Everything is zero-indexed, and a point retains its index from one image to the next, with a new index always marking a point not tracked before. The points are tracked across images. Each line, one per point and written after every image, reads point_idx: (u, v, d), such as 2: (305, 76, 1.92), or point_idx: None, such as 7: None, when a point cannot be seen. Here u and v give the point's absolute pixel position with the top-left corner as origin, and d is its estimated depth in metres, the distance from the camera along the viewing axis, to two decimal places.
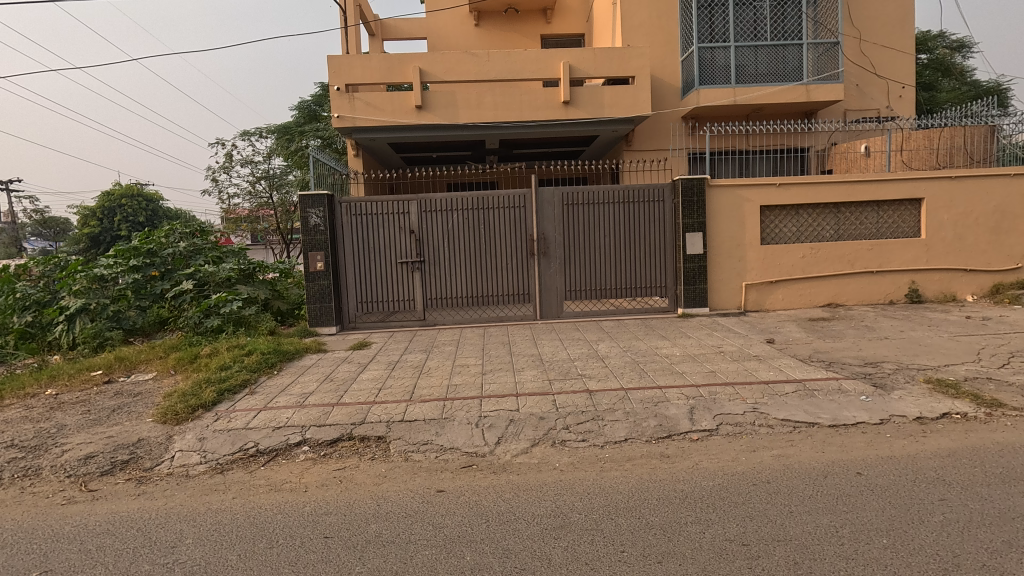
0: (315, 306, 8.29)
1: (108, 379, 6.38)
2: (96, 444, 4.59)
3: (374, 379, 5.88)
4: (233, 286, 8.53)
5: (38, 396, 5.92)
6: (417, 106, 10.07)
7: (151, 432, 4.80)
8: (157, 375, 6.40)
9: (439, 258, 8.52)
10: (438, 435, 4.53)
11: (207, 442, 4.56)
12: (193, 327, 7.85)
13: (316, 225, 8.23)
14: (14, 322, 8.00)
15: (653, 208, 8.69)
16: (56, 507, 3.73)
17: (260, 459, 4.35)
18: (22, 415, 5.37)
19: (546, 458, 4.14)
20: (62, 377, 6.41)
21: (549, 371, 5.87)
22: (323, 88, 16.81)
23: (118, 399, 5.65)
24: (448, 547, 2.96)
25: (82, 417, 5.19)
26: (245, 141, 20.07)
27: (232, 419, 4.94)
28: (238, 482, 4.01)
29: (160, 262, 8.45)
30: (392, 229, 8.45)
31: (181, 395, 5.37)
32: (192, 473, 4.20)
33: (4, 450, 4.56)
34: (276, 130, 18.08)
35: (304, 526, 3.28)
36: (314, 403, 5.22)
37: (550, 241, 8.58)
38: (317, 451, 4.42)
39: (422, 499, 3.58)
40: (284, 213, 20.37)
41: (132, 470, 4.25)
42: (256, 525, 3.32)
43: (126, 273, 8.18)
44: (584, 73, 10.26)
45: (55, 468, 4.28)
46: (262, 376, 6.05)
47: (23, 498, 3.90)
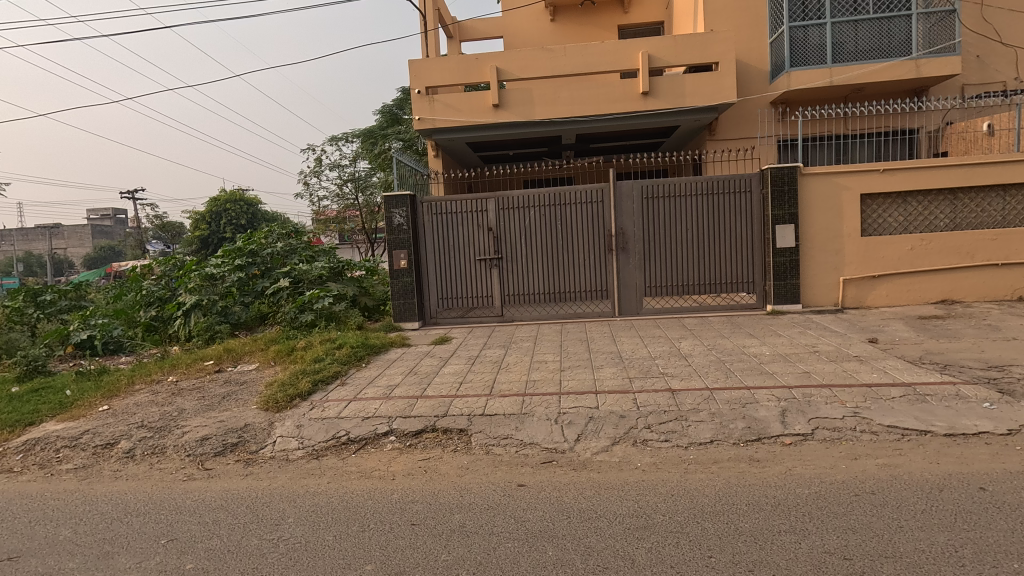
0: (399, 302, 8.63)
1: (219, 368, 7.01)
2: (210, 427, 5.06)
3: (455, 374, 6.04)
4: (325, 283, 9.08)
5: (161, 383, 6.62)
6: (494, 105, 10.20)
7: (256, 418, 5.22)
8: (260, 366, 6.94)
9: (516, 255, 8.60)
10: (518, 430, 4.59)
11: (304, 429, 4.89)
12: (289, 322, 8.40)
13: (400, 225, 8.55)
14: (141, 316, 8.98)
15: (740, 199, 8.28)
16: (178, 482, 4.16)
17: (351, 446, 4.61)
18: (149, 399, 6.02)
19: (627, 457, 4.07)
20: (181, 365, 7.12)
21: (629, 369, 5.76)
22: (404, 91, 17.42)
23: (227, 387, 6.20)
24: (530, 541, 3.00)
25: (198, 403, 5.75)
26: (334, 146, 21.26)
27: (326, 408, 5.27)
28: (332, 468, 4.27)
29: (261, 261, 9.16)
30: (470, 227, 8.63)
31: (281, 384, 5.81)
32: (292, 457, 4.53)
33: (136, 430, 5.13)
34: (361, 135, 18.97)
35: (392, 513, 3.43)
36: (400, 395, 5.44)
37: (629, 235, 8.41)
38: (403, 441, 4.62)
39: (503, 492, 3.64)
40: (369, 213, 21.34)
41: (241, 452, 4.66)
42: (350, 509, 3.52)
43: (232, 271, 8.94)
44: (664, 62, 9.94)
45: (177, 447, 4.77)
46: (352, 369, 6.40)
47: (152, 473, 4.39)
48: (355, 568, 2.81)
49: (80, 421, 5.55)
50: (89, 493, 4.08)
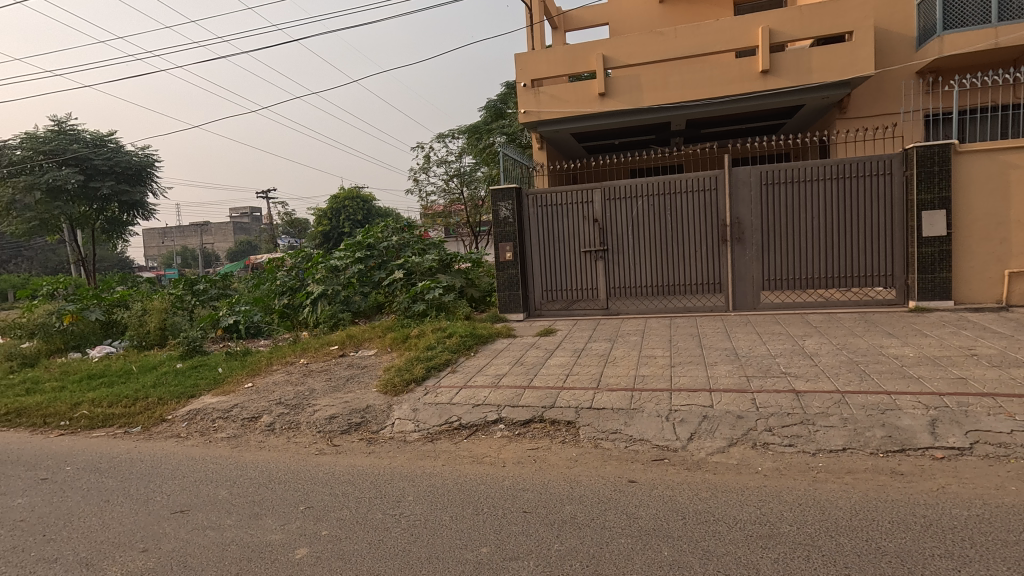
0: (504, 294, 8.79)
1: (342, 352, 7.60)
2: (337, 407, 5.50)
3: (562, 365, 6.05)
4: (435, 275, 9.50)
5: (295, 364, 7.32)
6: (600, 94, 10.01)
7: (376, 400, 5.59)
8: (378, 352, 7.43)
9: (622, 247, 8.42)
10: (627, 425, 4.50)
11: (419, 413, 5.16)
12: (403, 311, 8.89)
13: (506, 217, 8.70)
14: (275, 304, 10.01)
15: (876, 182, 7.47)
16: (312, 456, 4.57)
17: (463, 432, 4.80)
18: (285, 378, 6.70)
19: (746, 460, 3.84)
20: (310, 349, 7.81)
21: (747, 367, 5.42)
22: (508, 86, 17.63)
23: (350, 370, 6.72)
24: (644, 538, 2.93)
25: (326, 383, 6.29)
26: (441, 143, 22.13)
27: (439, 394, 5.51)
28: (446, 451, 4.47)
29: (378, 253, 9.80)
30: (576, 218, 8.57)
31: (398, 369, 6.18)
32: (409, 438, 4.81)
33: (275, 406, 5.71)
34: (467, 131, 19.52)
35: (504, 499, 3.52)
36: (508, 384, 5.57)
37: (746, 225, 7.90)
38: (512, 430, 4.72)
39: (613, 487, 3.59)
40: (473, 207, 22.10)
41: (364, 431, 5.03)
42: (465, 492, 3.66)
43: (352, 263, 9.65)
44: (787, 36, 9.16)
45: (310, 424, 5.25)
46: (461, 357, 6.65)
47: (292, 445, 4.88)
48: (471, 549, 2.91)
49: (230, 396, 6.28)
50: (240, 459, 4.62)
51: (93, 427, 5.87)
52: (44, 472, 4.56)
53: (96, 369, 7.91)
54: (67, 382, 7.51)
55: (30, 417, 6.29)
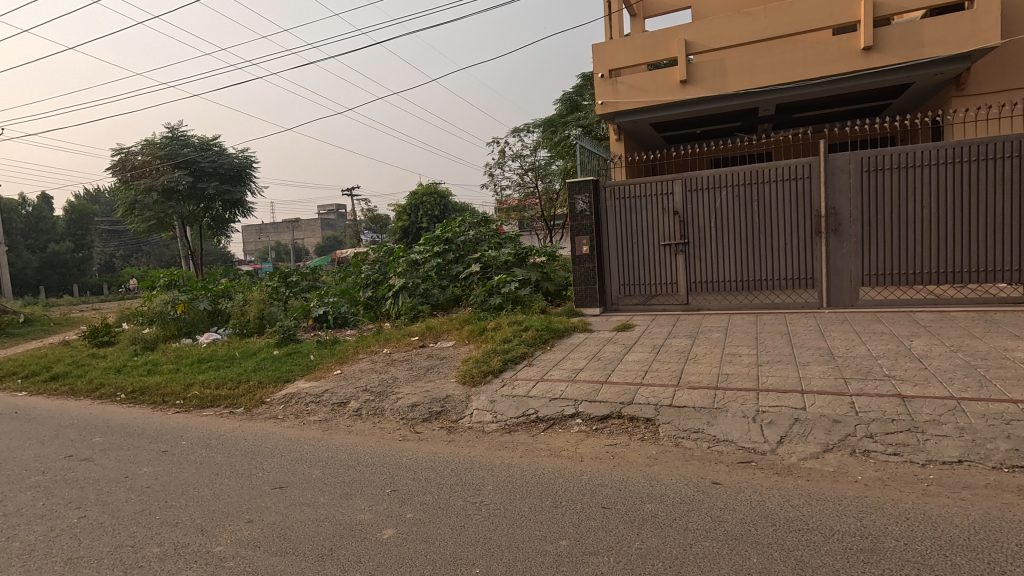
0: (580, 288, 8.68)
1: (422, 343, 7.87)
2: (419, 395, 5.71)
3: (639, 361, 5.93)
4: (511, 268, 9.60)
5: (379, 353, 7.66)
6: (683, 81, 9.64)
7: (455, 390, 5.73)
8: (456, 344, 7.62)
9: (704, 240, 8.10)
10: (710, 425, 4.34)
11: (497, 404, 5.25)
12: (480, 304, 9.05)
13: (582, 210, 8.57)
14: (360, 296, 10.50)
15: (999, 166, 6.71)
16: (396, 441, 4.78)
17: (540, 425, 4.83)
18: (371, 366, 7.05)
19: (844, 467, 3.59)
20: (393, 339, 8.14)
21: (843, 368, 5.05)
22: (584, 77, 17.40)
23: (430, 360, 6.95)
24: (731, 543, 2.82)
25: (408, 372, 6.55)
26: (516, 138, 22.23)
27: (516, 386, 5.58)
28: (523, 443, 4.52)
29: (455, 247, 10.04)
30: (655, 211, 8.33)
31: (476, 361, 6.31)
32: (487, 429, 4.91)
33: (362, 393, 6.01)
34: (542, 124, 19.46)
35: (583, 493, 3.51)
36: (585, 378, 5.53)
37: (843, 215, 7.35)
38: (589, 425, 4.69)
39: (696, 488, 3.47)
40: (548, 200, 22.04)
41: (444, 420, 5.19)
42: (543, 484, 3.69)
43: (432, 257, 9.96)
44: (894, 8, 8.39)
45: (393, 411, 5.49)
46: (537, 351, 6.67)
47: (378, 430, 5.12)
48: (551, 541, 2.93)
49: (321, 382, 6.69)
50: (330, 441, 4.92)
51: (203, 407, 6.46)
52: (165, 445, 5.08)
53: (205, 353, 8.70)
54: (182, 365, 8.31)
55: (152, 395, 7.03)
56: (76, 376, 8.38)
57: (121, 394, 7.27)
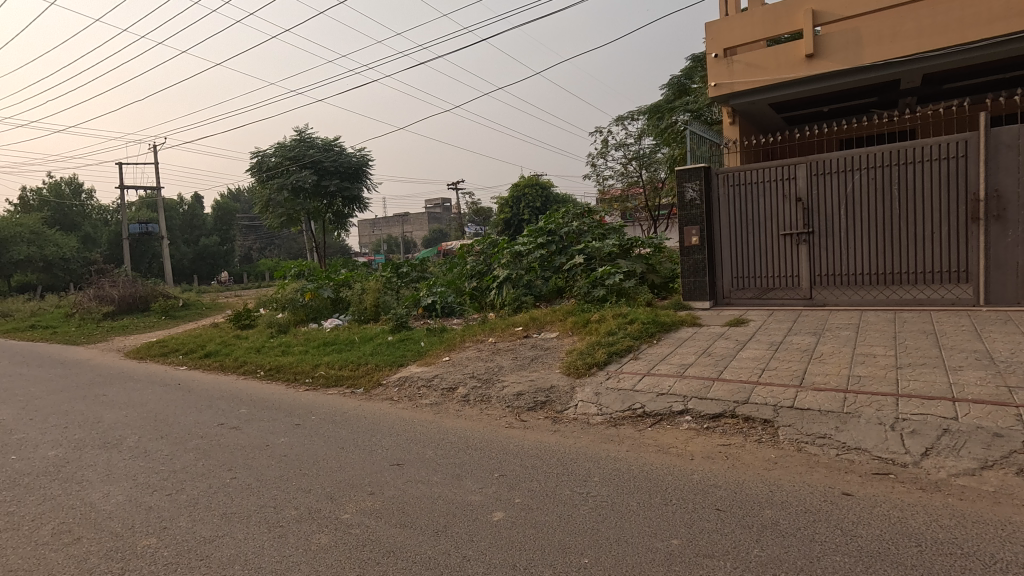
0: (689, 280, 8.25)
1: (526, 334, 7.98)
2: (524, 384, 5.82)
3: (755, 359, 5.57)
4: (615, 260, 9.42)
5: (484, 342, 7.91)
6: (808, 55, 8.84)
7: (560, 381, 5.76)
8: (560, 335, 7.64)
9: (832, 229, 7.42)
10: (838, 431, 3.98)
11: (602, 397, 5.21)
12: (583, 296, 8.99)
13: (692, 199, 8.12)
14: (465, 286, 10.85)
15: None
16: (502, 428, 4.91)
17: (647, 420, 4.72)
18: (477, 354, 7.29)
19: (1007, 488, 3.13)
20: (497, 329, 8.35)
21: (1007, 376, 4.39)
22: (694, 58, 16.55)
23: (534, 351, 7.03)
24: (865, 560, 2.57)
25: (513, 362, 6.69)
26: (620, 126, 21.68)
27: (622, 380, 5.49)
28: (629, 437, 4.44)
29: (558, 239, 10.07)
30: (774, 198, 7.76)
31: (580, 352, 6.28)
32: (592, 421, 4.89)
33: (469, 380, 6.24)
34: (647, 111, 18.81)
35: (694, 493, 3.38)
36: (694, 374, 5.31)
37: (1008, 199, 6.40)
38: (700, 423, 4.50)
39: (822, 498, 3.20)
40: (652, 189, 21.31)
41: (549, 410, 5.24)
42: (651, 480, 3.60)
43: (535, 249, 10.06)
44: None
45: (499, 398, 5.64)
46: (643, 344, 6.50)
47: (485, 416, 5.30)
48: (661, 539, 2.86)
49: (432, 368, 7.04)
50: (441, 424, 5.17)
51: (329, 385, 7.07)
52: (298, 419, 5.65)
53: (329, 338, 9.49)
54: (309, 347, 9.14)
55: (285, 374, 7.81)
56: (225, 354, 9.56)
57: (261, 372, 8.17)
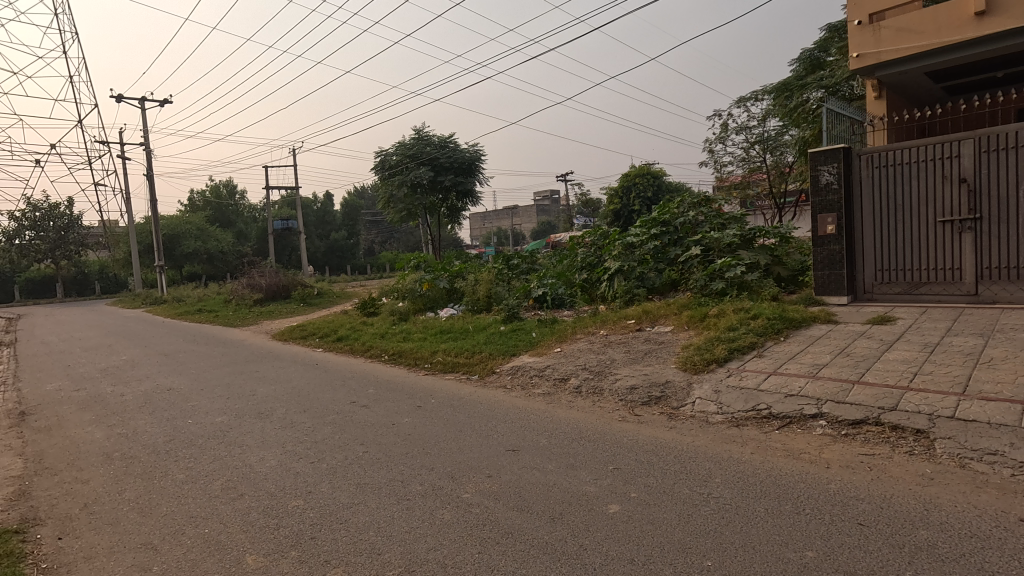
0: (822, 274, 7.52)
1: (639, 327, 7.79)
2: (638, 378, 5.70)
3: (904, 361, 4.97)
4: (735, 251, 8.85)
5: (595, 334, 7.85)
6: (978, 13, 7.66)
7: (675, 376, 5.57)
8: (674, 329, 7.36)
9: (1006, 214, 6.39)
10: (1013, 448, 3.44)
11: (722, 395, 4.94)
12: (700, 289, 8.56)
13: (828, 183, 7.39)
14: (576, 278, 10.81)
15: None
16: (616, 421, 4.86)
17: (774, 422, 4.41)
18: (588, 346, 7.25)
19: None
20: (609, 321, 8.23)
21: None
22: (831, 28, 15.02)
23: (648, 345, 6.84)
24: None
25: (626, 355, 6.57)
26: (741, 108, 20.22)
27: (745, 378, 5.17)
28: (754, 439, 4.18)
29: (673, 230, 9.70)
30: (931, 179, 6.84)
31: (697, 348, 6.00)
32: (712, 420, 4.67)
33: (581, 371, 6.25)
34: (774, 90, 17.37)
35: (831, 504, 3.10)
36: (829, 376, 4.86)
37: None
38: (837, 429, 4.12)
39: (993, 523, 2.79)
40: (778, 174, 19.68)
41: (664, 406, 5.08)
42: (780, 487, 3.36)
43: (648, 240, 9.76)
44: None
45: (612, 391, 5.57)
46: (768, 341, 6.07)
47: (597, 408, 5.28)
48: (793, 549, 2.66)
49: (543, 358, 7.13)
50: (554, 414, 5.23)
51: (446, 371, 7.46)
52: (420, 401, 6.02)
53: (445, 326, 9.96)
54: (428, 334, 9.67)
55: (406, 359, 8.36)
56: (354, 339, 10.43)
57: (385, 356, 8.82)
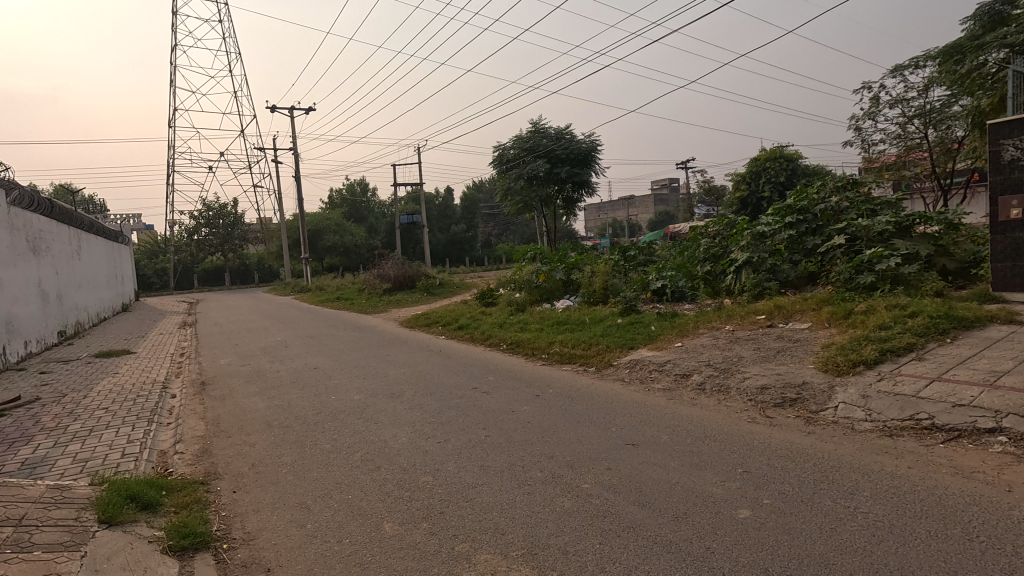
0: (1002, 266, 6.46)
1: (771, 323, 7.22)
2: (769, 378, 5.30)
3: None
4: (889, 241, 7.86)
5: (720, 329, 7.42)
6: None
7: (814, 377, 5.10)
8: (813, 327, 6.74)
9: None
10: None
11: (872, 401, 4.45)
12: (843, 283, 7.73)
13: (1014, 160, 6.26)
14: (698, 270, 10.27)
15: None
16: (744, 422, 4.57)
17: (937, 435, 3.88)
18: (713, 342, 6.87)
19: None
20: (736, 316, 7.73)
21: None
22: None
23: (781, 342, 6.33)
24: None
25: (755, 352, 6.13)
26: (897, 78, 17.75)
27: (900, 383, 4.59)
28: (912, 452, 3.71)
29: (812, 217, 8.84)
30: None
31: (841, 348, 5.43)
32: (858, 427, 4.22)
33: (705, 367, 5.95)
34: (939, 55, 15.05)
35: (1016, 533, 2.66)
36: (1012, 385, 4.15)
37: None
38: (1022, 448, 3.52)
39: None
40: (943, 152, 17.05)
41: (801, 409, 4.69)
42: (947, 508, 2.95)
43: (782, 229, 8.98)
44: None
45: (741, 390, 5.25)
46: (930, 343, 5.32)
47: (723, 408, 5.00)
48: None
49: (663, 353, 6.90)
50: (675, 411, 5.05)
51: (563, 362, 7.51)
52: (538, 391, 6.12)
53: (561, 317, 10.02)
54: (544, 325, 9.78)
55: (524, 349, 8.55)
56: (474, 328, 10.86)
57: (504, 345, 9.09)
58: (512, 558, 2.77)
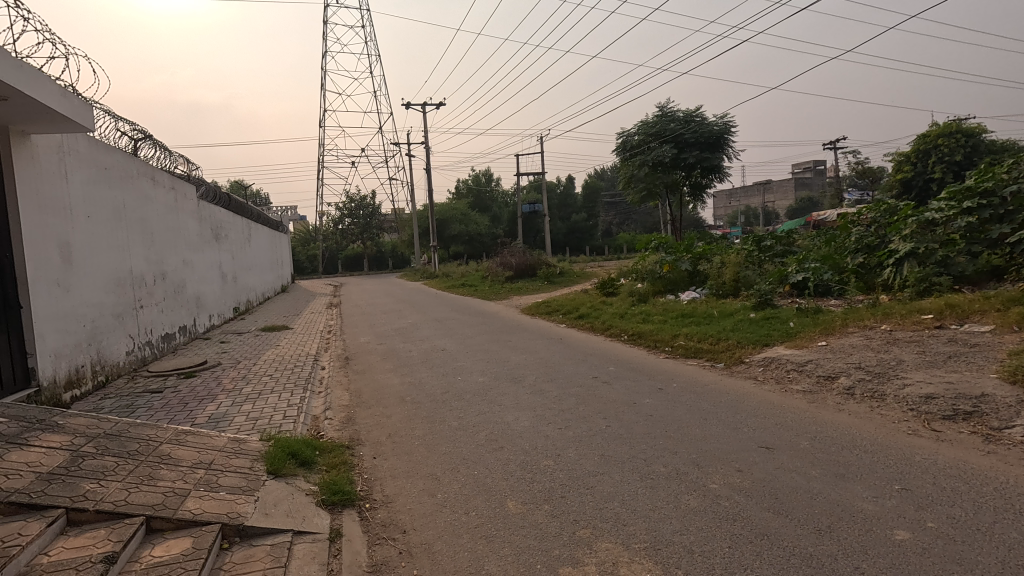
0: None
1: (940, 325, 6.27)
2: (937, 387, 4.63)
3: None
4: None
5: (875, 329, 6.61)
6: None
7: (997, 389, 4.36)
8: (996, 330, 5.75)
9: None
10: None
11: None
12: None
13: None
14: (848, 262, 9.21)
15: None
16: (903, 434, 4.05)
17: None
18: (865, 343, 6.15)
19: None
20: (895, 314, 6.83)
21: None
22: None
23: (953, 347, 5.49)
24: None
25: (918, 357, 5.38)
26: None
27: None
28: None
29: (999, 202, 7.46)
30: None
31: None
32: None
33: (855, 370, 5.36)
34: None
35: None
36: None
37: None
38: None
39: None
40: None
41: (977, 424, 4.05)
42: None
43: (958, 216, 7.73)
44: None
45: (899, 399, 4.66)
46: None
47: (878, 416, 4.47)
48: None
49: (803, 352, 6.33)
50: (817, 416, 4.61)
51: (688, 356, 7.20)
52: (661, 384, 5.94)
53: (687, 310, 9.58)
54: (668, 317, 9.43)
55: (647, 341, 8.32)
56: (595, 317, 10.80)
57: (625, 336, 8.94)
58: (633, 551, 2.74)
